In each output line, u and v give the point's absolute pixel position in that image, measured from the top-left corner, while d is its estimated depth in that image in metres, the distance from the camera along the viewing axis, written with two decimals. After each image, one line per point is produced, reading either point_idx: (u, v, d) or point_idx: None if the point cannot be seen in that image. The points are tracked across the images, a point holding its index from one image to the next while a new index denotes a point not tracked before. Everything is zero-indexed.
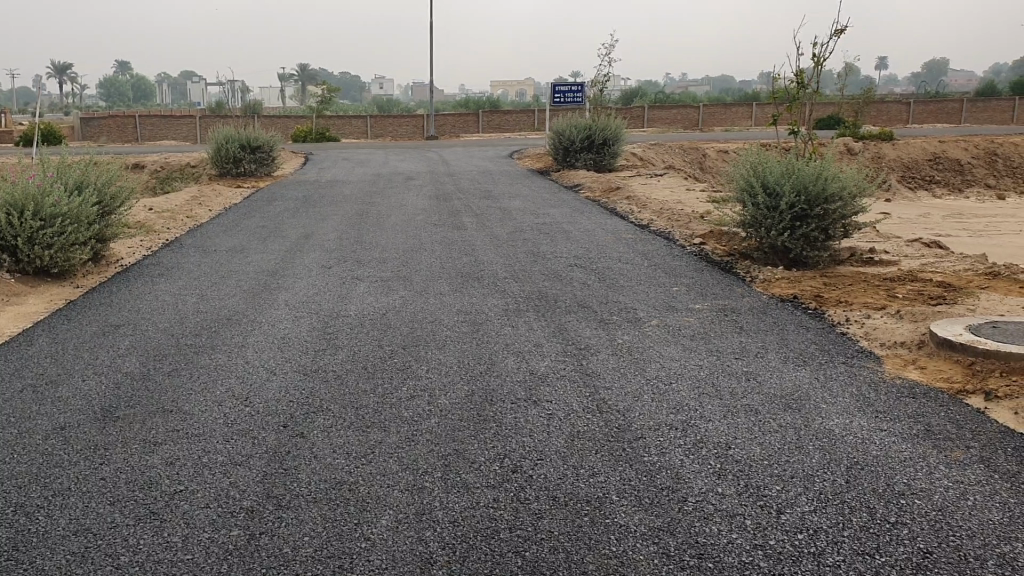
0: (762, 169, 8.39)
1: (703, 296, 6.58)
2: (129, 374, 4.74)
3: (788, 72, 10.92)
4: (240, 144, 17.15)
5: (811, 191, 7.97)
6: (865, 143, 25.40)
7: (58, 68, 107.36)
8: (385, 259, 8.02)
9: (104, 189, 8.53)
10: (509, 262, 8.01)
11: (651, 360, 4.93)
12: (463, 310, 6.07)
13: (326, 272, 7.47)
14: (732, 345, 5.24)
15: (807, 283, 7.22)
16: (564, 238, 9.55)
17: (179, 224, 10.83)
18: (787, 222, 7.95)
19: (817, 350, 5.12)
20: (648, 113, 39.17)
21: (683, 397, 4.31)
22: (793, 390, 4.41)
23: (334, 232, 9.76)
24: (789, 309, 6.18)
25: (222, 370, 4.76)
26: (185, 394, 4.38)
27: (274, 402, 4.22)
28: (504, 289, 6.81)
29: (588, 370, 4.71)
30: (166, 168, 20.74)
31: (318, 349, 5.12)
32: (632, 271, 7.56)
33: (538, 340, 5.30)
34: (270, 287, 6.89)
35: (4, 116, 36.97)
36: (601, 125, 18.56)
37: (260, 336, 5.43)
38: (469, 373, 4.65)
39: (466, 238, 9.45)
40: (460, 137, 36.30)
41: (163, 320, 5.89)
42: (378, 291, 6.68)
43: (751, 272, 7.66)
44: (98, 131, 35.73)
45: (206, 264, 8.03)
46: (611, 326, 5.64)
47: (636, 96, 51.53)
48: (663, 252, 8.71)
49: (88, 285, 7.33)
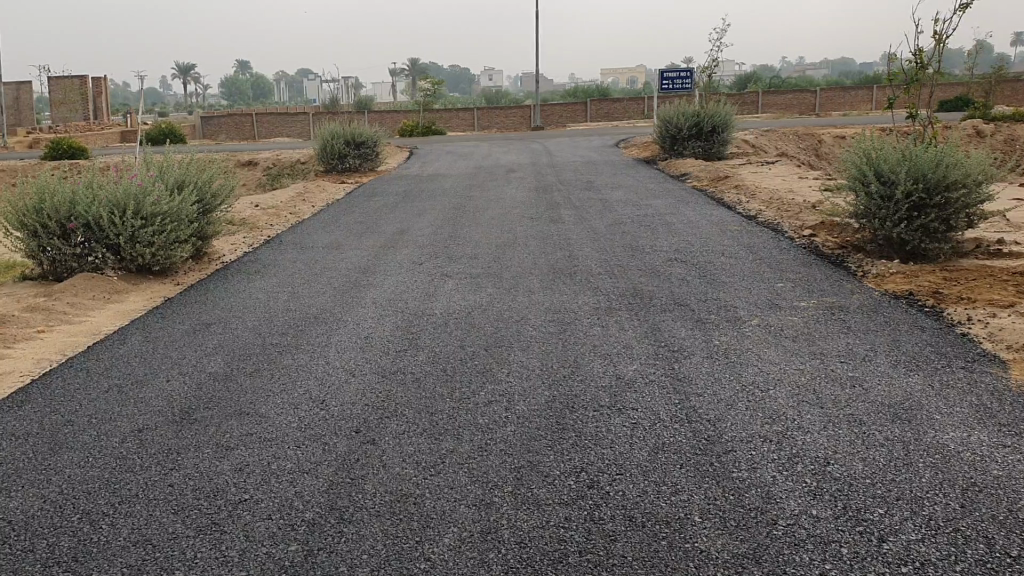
0: (876, 156, 7.89)
1: (810, 293, 6.18)
2: (212, 374, 4.73)
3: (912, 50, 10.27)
4: (346, 140, 17.37)
5: (930, 179, 7.44)
6: (996, 125, 23.89)
7: (183, 70, 112.32)
8: (478, 255, 7.90)
9: (205, 186, 8.67)
10: (605, 257, 7.76)
11: (748, 363, 4.62)
12: (552, 308, 5.87)
13: (418, 268, 7.39)
14: (837, 347, 4.87)
15: (925, 277, 6.71)
16: (664, 231, 9.22)
17: (282, 220, 11.00)
18: (904, 212, 7.44)
19: (933, 354, 4.69)
20: (762, 99, 37.97)
21: (779, 405, 4.00)
22: (904, 398, 4.03)
23: (430, 227, 9.70)
24: (904, 307, 5.74)
25: (302, 371, 4.69)
26: (263, 396, 4.32)
27: (350, 406, 4.12)
28: (597, 285, 6.58)
29: (679, 375, 4.44)
30: (277, 164, 21.26)
31: (400, 349, 5.01)
32: (733, 266, 7.20)
33: (628, 341, 5.05)
34: (361, 284, 6.85)
35: (132, 117, 38.76)
36: (710, 113, 18.00)
37: (344, 336, 5.36)
38: (552, 377, 4.44)
39: (563, 231, 9.24)
40: (567, 128, 36.03)
41: (252, 319, 5.89)
42: (468, 289, 6.54)
43: (863, 266, 7.18)
44: (218, 129, 37.08)
45: (302, 260, 8.07)
46: (707, 327, 5.34)
47: (749, 82, 50.07)
48: (768, 245, 8.29)
49: (187, 282, 7.44)
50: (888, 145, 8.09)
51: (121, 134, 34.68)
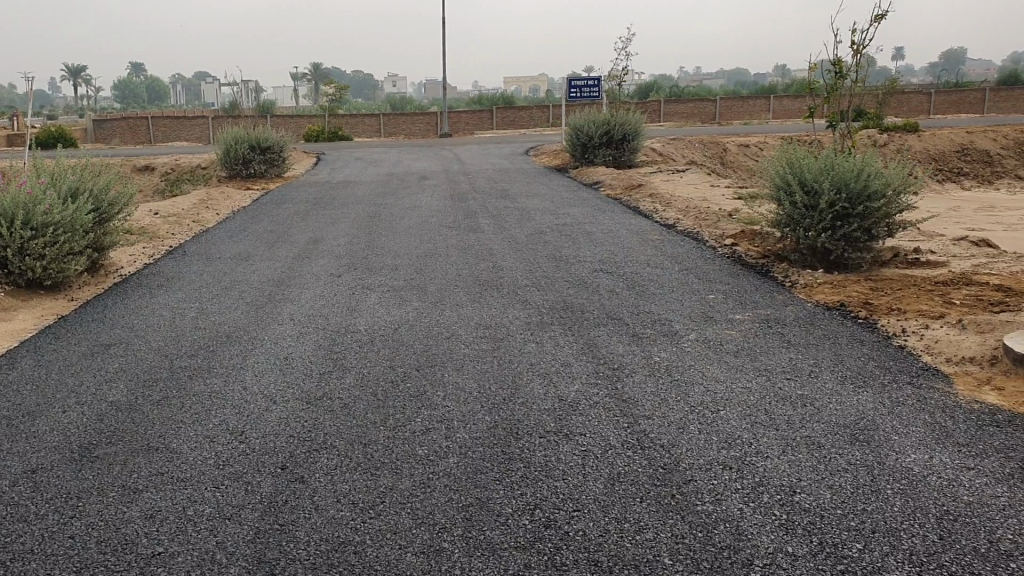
0: (799, 166, 7.87)
1: (743, 305, 6.06)
2: (115, 404, 4.28)
3: (827, 60, 10.37)
4: (250, 145, 16.72)
5: (853, 189, 7.44)
6: (890, 135, 24.74)
7: (72, 71, 107.91)
8: (398, 266, 7.57)
9: (102, 194, 8.07)
10: (531, 268, 7.51)
11: (694, 382, 4.43)
12: (482, 323, 5.59)
13: (335, 281, 7.01)
14: (781, 363, 4.73)
15: (852, 288, 6.70)
16: (587, 240, 9.04)
17: (184, 229, 10.42)
18: (827, 222, 7.43)
19: (877, 369, 4.59)
20: (665, 107, 38.53)
21: (731, 427, 3.82)
22: (858, 418, 3.89)
23: (343, 236, 9.30)
24: (838, 319, 5.66)
25: (217, 398, 4.29)
26: (174, 429, 3.91)
27: (272, 437, 3.76)
28: (527, 298, 6.32)
29: (623, 395, 4.22)
30: (176, 169, 20.38)
31: (325, 371, 4.65)
32: (661, 277, 7.05)
33: (566, 359, 4.81)
34: (275, 299, 6.44)
35: (17, 119, 36.80)
36: (621, 121, 17.99)
37: (261, 357, 4.97)
38: (491, 400, 4.16)
39: (483, 241, 8.97)
40: (474, 135, 35.80)
41: (157, 338, 5.44)
42: (390, 303, 6.20)
43: (789, 276, 7.14)
44: (111, 133, 35.55)
45: (209, 273, 7.58)
46: (645, 342, 5.14)
47: (651, 91, 50.81)
48: (693, 254, 8.19)
49: (83, 298, 6.89)
50: (810, 155, 8.09)
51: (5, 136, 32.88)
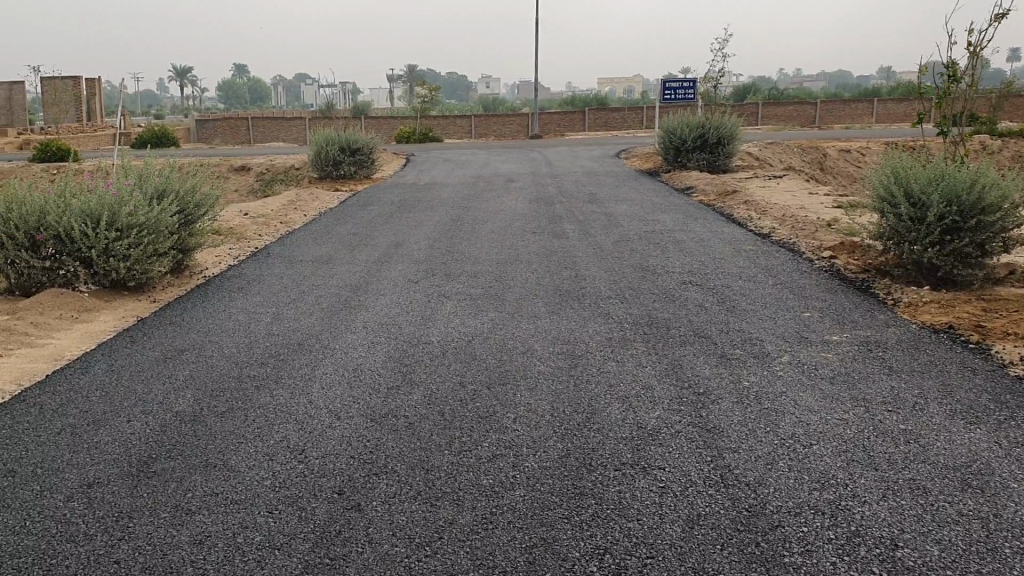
0: (906, 175, 7.38)
1: (841, 325, 5.66)
2: (179, 415, 4.18)
3: (939, 63, 9.78)
4: (341, 146, 16.83)
5: (965, 200, 6.93)
6: (1004, 141, 23.49)
7: (181, 73, 112.06)
8: (478, 273, 7.38)
9: (188, 196, 8.11)
10: (615, 278, 7.23)
11: (785, 411, 4.09)
12: (560, 338, 5.34)
13: (413, 288, 6.86)
14: (883, 391, 4.35)
15: (962, 308, 6.20)
16: (676, 249, 8.69)
17: (271, 230, 10.47)
18: (936, 236, 6.93)
19: (992, 403, 4.16)
20: (762, 110, 37.56)
21: (824, 465, 3.48)
22: (970, 460, 3.49)
23: (426, 241, 9.17)
24: (946, 344, 5.21)
25: (280, 412, 4.15)
26: (234, 444, 3.78)
27: (332, 459, 3.60)
28: (609, 312, 6.04)
29: (707, 424, 3.92)
30: (271, 169, 20.71)
31: (393, 386, 4.47)
32: (752, 291, 6.68)
33: (647, 381, 4.52)
34: (351, 306, 6.32)
35: (125, 118, 38.17)
36: (715, 125, 17.48)
37: (330, 368, 4.83)
38: (564, 425, 3.91)
39: (568, 248, 8.71)
40: (566, 137, 35.55)
41: (230, 345, 5.36)
42: (467, 313, 6.01)
43: (893, 294, 6.67)
44: (212, 132, 36.58)
45: (289, 276, 7.53)
46: (733, 364, 4.81)
47: (748, 92, 49.72)
48: (787, 267, 7.76)
49: (165, 299, 6.90)
50: (918, 163, 7.58)
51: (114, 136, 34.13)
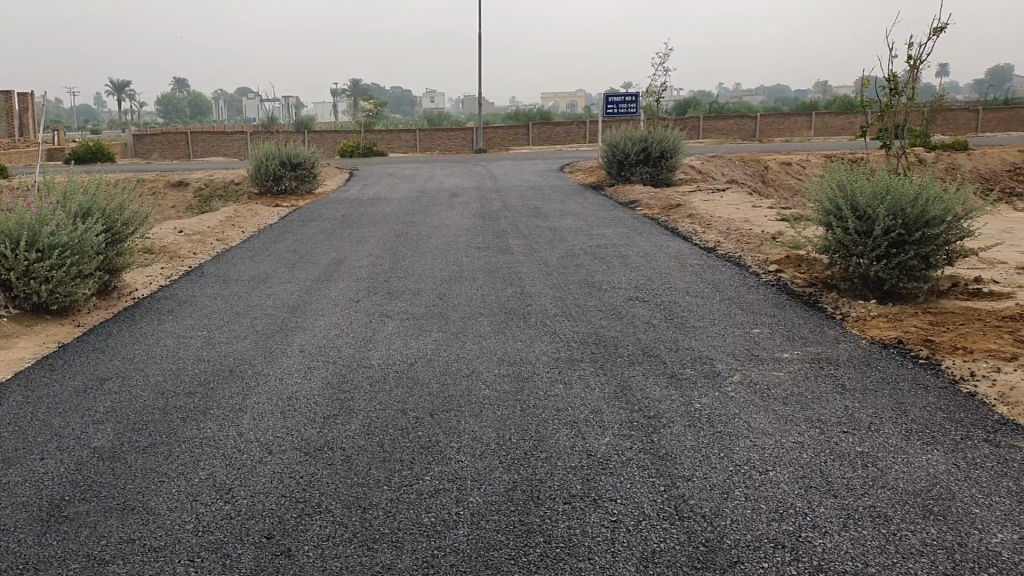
0: (851, 189, 7.35)
1: (791, 342, 5.56)
2: (97, 451, 3.89)
3: (880, 76, 9.84)
4: (281, 161, 16.46)
5: (909, 214, 6.91)
6: (938, 152, 24.00)
7: (118, 87, 109.98)
8: (420, 291, 7.17)
9: (115, 214, 7.74)
10: (562, 295, 7.06)
11: (739, 435, 3.94)
12: (506, 359, 5.14)
13: (354, 308, 6.61)
14: (837, 411, 4.23)
15: (910, 321, 6.16)
16: (622, 264, 8.57)
17: (206, 248, 10.11)
18: (882, 249, 6.89)
19: (947, 421, 4.07)
20: (703, 123, 37.97)
21: (782, 493, 3.34)
22: (930, 484, 3.38)
23: (368, 258, 8.92)
24: (897, 360, 5.13)
25: (207, 447, 3.89)
26: (156, 483, 3.51)
27: (261, 498, 3.36)
28: (555, 330, 5.87)
29: (659, 450, 3.76)
30: (210, 185, 20.21)
31: (329, 415, 4.23)
32: (701, 308, 6.57)
33: (596, 405, 4.34)
34: (287, 328, 6.05)
35: (58, 132, 37.24)
36: (659, 138, 17.51)
37: (262, 396, 4.57)
38: (509, 454, 3.72)
39: (513, 264, 8.54)
40: (511, 150, 35.48)
41: (156, 373, 5.06)
42: (408, 333, 5.78)
43: (841, 308, 6.62)
44: (150, 147, 35.79)
45: (223, 297, 7.22)
46: (684, 385, 4.66)
47: (690, 105, 50.29)
48: (735, 282, 7.68)
49: (90, 323, 6.55)
50: (863, 176, 7.56)
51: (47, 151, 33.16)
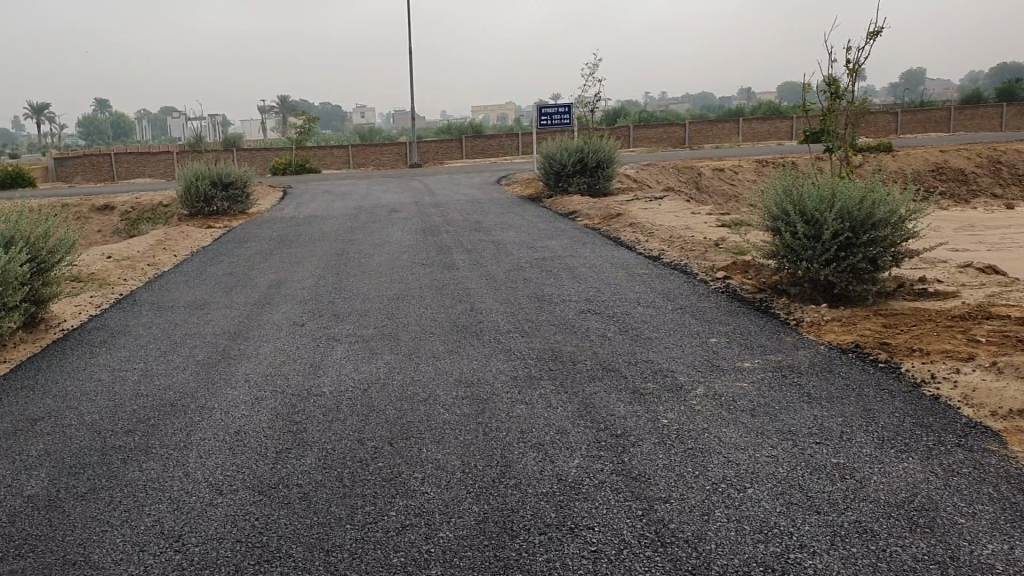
0: (798, 193, 7.35)
1: (750, 350, 5.48)
2: (31, 499, 3.60)
3: (820, 80, 9.96)
4: (212, 181, 16.02)
5: (856, 217, 6.92)
6: (865, 155, 24.54)
7: (36, 109, 106.87)
8: (367, 312, 6.94)
9: (40, 241, 7.35)
10: (513, 310, 6.91)
11: (712, 451, 3.83)
12: (462, 381, 4.96)
13: (298, 332, 6.36)
14: (806, 421, 4.15)
15: (864, 324, 6.15)
16: (570, 276, 8.45)
17: (137, 274, 9.71)
18: (831, 253, 6.89)
19: (917, 427, 4.01)
20: (634, 132, 38.33)
21: (763, 512, 3.22)
22: (911, 495, 3.30)
23: (309, 278, 8.65)
24: (857, 365, 5.09)
25: (152, 490, 3.63)
26: (98, 534, 3.25)
27: (215, 546, 3.12)
28: (511, 348, 5.70)
29: (632, 471, 3.62)
30: (137, 207, 19.60)
31: (282, 450, 4.00)
32: (655, 318, 6.47)
33: (561, 425, 4.19)
34: (229, 356, 5.78)
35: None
36: (595, 147, 17.51)
37: (208, 432, 4.31)
38: (477, 483, 3.54)
39: (459, 280, 8.36)
40: (445, 164, 35.29)
41: (92, 410, 4.75)
42: (358, 357, 5.56)
43: (794, 313, 6.59)
44: (72, 170, 34.72)
45: (159, 325, 6.89)
46: (649, 400, 4.54)
47: (620, 114, 50.79)
48: (685, 291, 7.61)
49: (17, 358, 6.17)
50: (808, 181, 7.57)
51: None
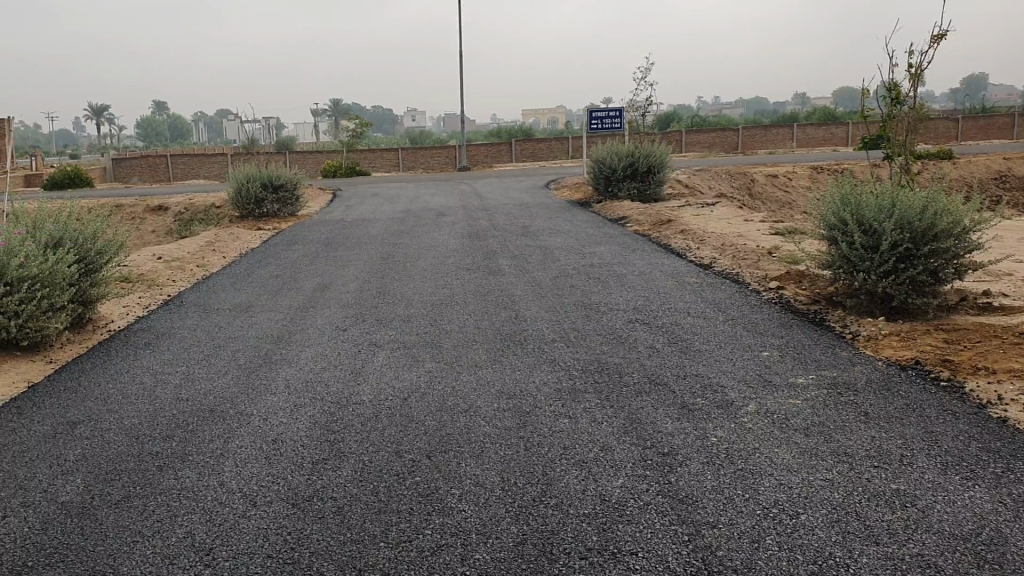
0: (856, 202, 7.10)
1: (804, 365, 5.28)
2: (65, 506, 3.55)
3: (880, 85, 9.67)
4: (262, 183, 16.13)
5: (917, 227, 6.66)
6: (924, 162, 23.94)
7: (98, 110, 109.42)
8: (411, 317, 6.86)
9: (89, 243, 7.40)
10: (558, 318, 6.77)
11: (763, 473, 3.65)
12: (505, 391, 4.84)
13: (342, 337, 6.30)
14: (863, 443, 3.95)
15: (924, 339, 5.90)
16: (618, 284, 8.28)
17: (186, 275, 9.77)
18: (890, 265, 6.64)
19: (984, 452, 3.79)
20: (686, 137, 37.95)
21: (817, 540, 3.05)
22: (978, 527, 3.09)
23: (354, 283, 8.60)
24: (918, 383, 4.85)
25: (186, 499, 3.57)
26: (129, 545, 3.18)
27: (245, 561, 3.04)
28: (555, 358, 5.57)
29: (678, 493, 3.46)
30: (191, 208, 19.85)
31: (318, 460, 3.91)
32: (704, 329, 6.29)
33: (605, 441, 4.04)
34: (271, 361, 5.73)
35: (36, 158, 36.86)
36: (646, 152, 17.29)
37: (246, 439, 4.24)
38: (517, 501, 3.41)
39: (505, 286, 8.25)
40: (494, 168, 35.25)
41: (132, 414, 4.72)
42: (400, 365, 5.47)
43: (850, 326, 6.35)
44: (130, 171, 35.41)
45: (204, 328, 6.88)
46: (697, 416, 4.37)
47: (672, 118, 50.42)
48: (736, 301, 7.41)
49: (63, 359, 6.19)
50: (867, 189, 7.32)
51: (26, 177, 32.73)
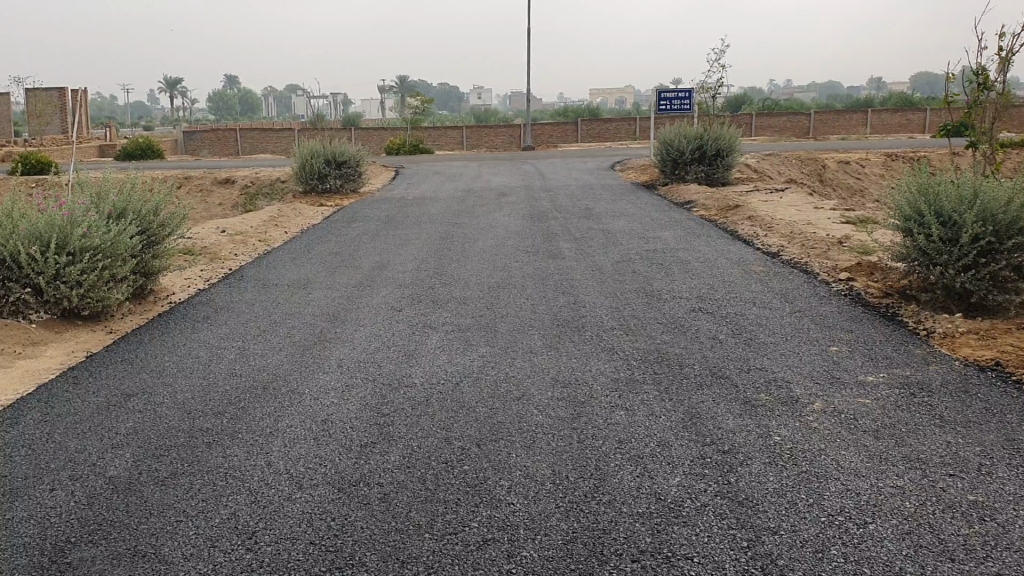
0: (936, 192, 6.78)
1: (874, 362, 5.04)
2: (113, 481, 3.53)
3: (966, 69, 9.26)
4: (326, 159, 16.19)
5: (1001, 220, 6.32)
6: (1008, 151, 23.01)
7: (172, 83, 111.68)
8: (467, 299, 6.76)
9: (151, 214, 7.45)
10: (617, 305, 6.61)
11: (829, 477, 3.46)
12: (560, 380, 4.70)
13: (396, 317, 6.23)
14: (939, 449, 3.73)
15: (1005, 338, 5.59)
16: (681, 271, 8.07)
17: (247, 249, 9.82)
18: (970, 259, 6.32)
19: None
20: (756, 121, 37.19)
21: (885, 553, 2.86)
22: None
23: (411, 262, 8.54)
24: (998, 386, 4.58)
25: (232, 479, 3.52)
26: (173, 525, 3.14)
27: (287, 547, 2.96)
28: (613, 346, 5.41)
29: (737, 494, 3.30)
30: (256, 181, 20.06)
31: (366, 444, 3.83)
32: (769, 321, 6.06)
33: (663, 436, 3.89)
34: (326, 339, 5.68)
35: (111, 129, 37.87)
36: (714, 135, 16.91)
37: (296, 419, 4.19)
38: (567, 497, 3.28)
39: (564, 270, 8.09)
40: (558, 148, 34.96)
41: (185, 389, 4.70)
42: (454, 348, 5.37)
43: (925, 323, 6.06)
44: (200, 143, 36.07)
45: (261, 303, 6.88)
46: (761, 413, 4.18)
47: (742, 102, 49.57)
48: (804, 292, 7.14)
49: (122, 329, 6.24)
50: (947, 178, 6.97)
51: (100, 148, 33.57)
